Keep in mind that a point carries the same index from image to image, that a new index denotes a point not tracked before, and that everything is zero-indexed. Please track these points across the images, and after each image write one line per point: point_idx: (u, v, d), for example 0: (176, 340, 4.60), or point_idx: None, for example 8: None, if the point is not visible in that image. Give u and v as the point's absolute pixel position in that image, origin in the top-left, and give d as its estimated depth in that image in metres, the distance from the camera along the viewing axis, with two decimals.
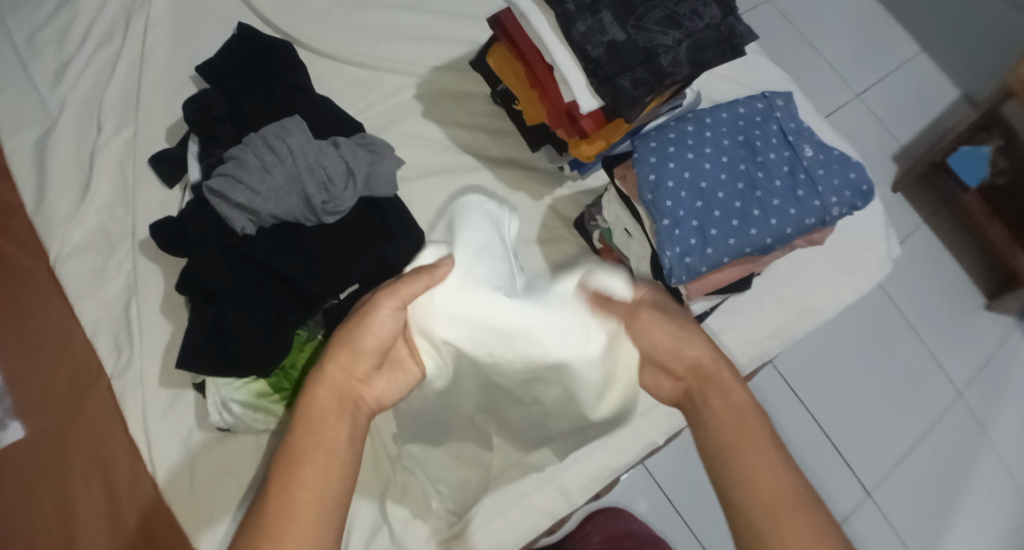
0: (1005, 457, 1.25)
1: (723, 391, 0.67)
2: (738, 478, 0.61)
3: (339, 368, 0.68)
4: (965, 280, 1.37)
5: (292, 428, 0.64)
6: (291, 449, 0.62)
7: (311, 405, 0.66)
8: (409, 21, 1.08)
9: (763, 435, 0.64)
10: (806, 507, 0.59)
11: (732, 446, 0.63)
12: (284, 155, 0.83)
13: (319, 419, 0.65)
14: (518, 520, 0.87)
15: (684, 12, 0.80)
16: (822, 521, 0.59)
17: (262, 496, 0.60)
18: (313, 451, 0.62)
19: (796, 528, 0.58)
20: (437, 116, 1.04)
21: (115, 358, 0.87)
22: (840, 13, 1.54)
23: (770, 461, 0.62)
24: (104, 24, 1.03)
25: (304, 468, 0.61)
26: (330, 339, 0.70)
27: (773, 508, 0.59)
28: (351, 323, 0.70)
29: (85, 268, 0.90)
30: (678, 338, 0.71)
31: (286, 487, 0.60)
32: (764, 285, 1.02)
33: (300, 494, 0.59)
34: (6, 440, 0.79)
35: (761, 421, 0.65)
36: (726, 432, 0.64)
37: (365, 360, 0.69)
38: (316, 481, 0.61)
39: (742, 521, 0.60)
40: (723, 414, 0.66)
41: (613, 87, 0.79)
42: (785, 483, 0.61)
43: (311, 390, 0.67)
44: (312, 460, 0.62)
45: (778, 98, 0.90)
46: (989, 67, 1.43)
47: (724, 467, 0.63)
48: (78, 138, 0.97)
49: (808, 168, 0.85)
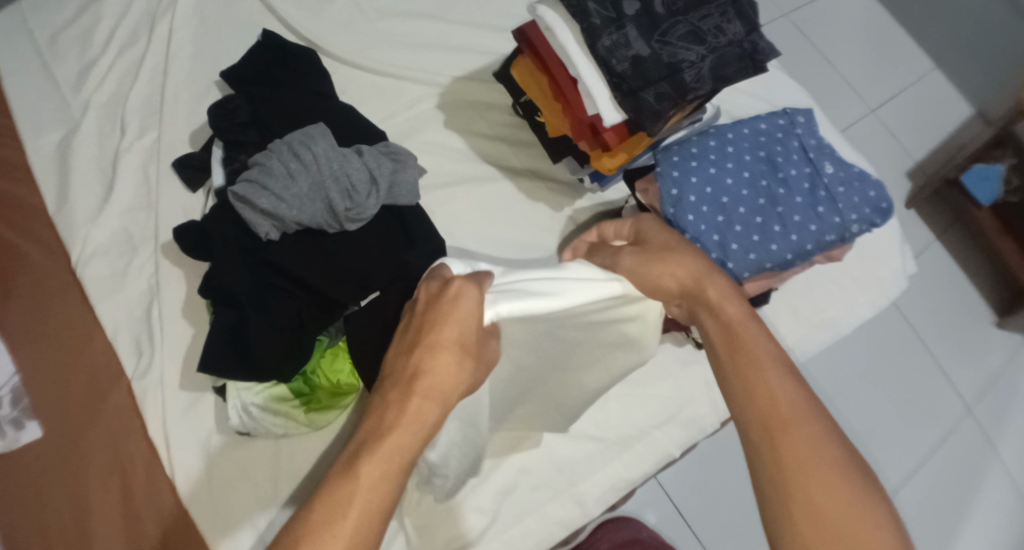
0: (1015, 475, 1.25)
1: (714, 310, 0.68)
2: (741, 395, 0.62)
3: (419, 399, 0.59)
4: (976, 296, 1.37)
5: (370, 451, 0.56)
6: (364, 480, 0.54)
7: (391, 435, 0.57)
8: (432, 30, 1.09)
9: (767, 352, 0.63)
10: (809, 425, 0.58)
11: (730, 372, 0.64)
12: (309, 162, 0.83)
13: (390, 452, 0.56)
14: (533, 529, 0.87)
15: (708, 28, 0.81)
16: (828, 437, 0.58)
17: (312, 518, 0.52)
18: (386, 485, 0.55)
19: (796, 445, 0.57)
20: (459, 126, 1.05)
21: (135, 360, 0.87)
22: (854, 28, 1.55)
23: (772, 375, 0.62)
24: (130, 28, 1.04)
25: (378, 473, 0.55)
26: (438, 339, 0.63)
27: (777, 423, 0.59)
28: (449, 364, 0.62)
29: (106, 270, 0.91)
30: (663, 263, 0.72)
31: (354, 517, 0.53)
32: (781, 296, 1.03)
33: (363, 492, 0.54)
34: (23, 439, 0.80)
35: (761, 335, 0.65)
36: (726, 352, 0.65)
37: (442, 397, 0.61)
38: (384, 487, 0.55)
39: (748, 437, 0.60)
40: (720, 335, 0.66)
41: (636, 101, 0.81)
42: (787, 395, 0.60)
43: (387, 422, 0.58)
44: (393, 456, 0.56)
45: (799, 115, 0.91)
46: (1002, 86, 1.44)
47: (727, 384, 0.63)
48: (101, 140, 0.98)
49: (829, 185, 0.85)
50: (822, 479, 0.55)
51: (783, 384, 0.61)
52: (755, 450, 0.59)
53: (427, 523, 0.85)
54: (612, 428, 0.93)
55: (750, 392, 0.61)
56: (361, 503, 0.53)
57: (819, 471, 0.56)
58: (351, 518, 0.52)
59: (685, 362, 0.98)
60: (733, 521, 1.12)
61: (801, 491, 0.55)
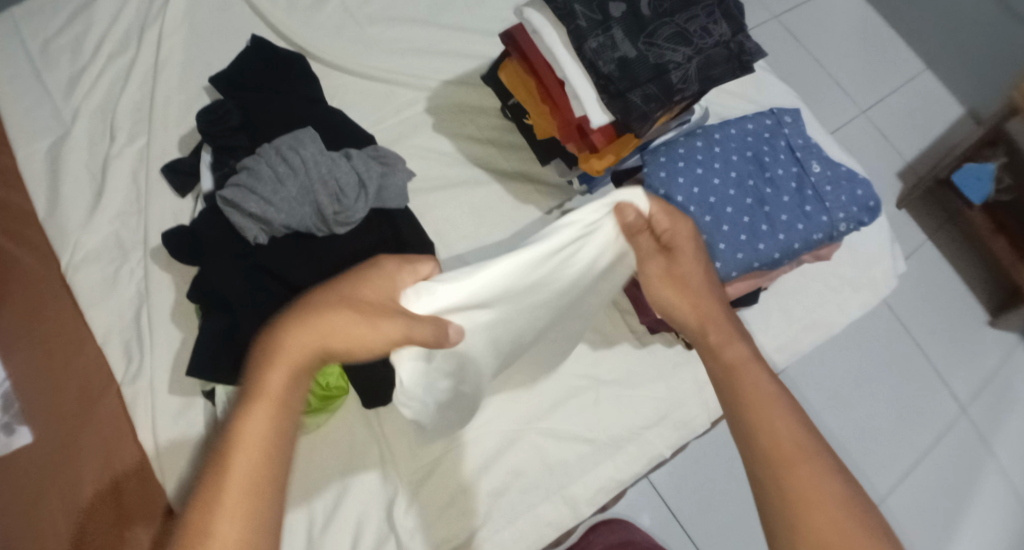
0: (1010, 474, 1.25)
1: (715, 351, 0.70)
2: (744, 437, 0.63)
3: (299, 341, 0.57)
4: (969, 295, 1.38)
5: (248, 399, 0.54)
6: (246, 436, 0.52)
7: (269, 384, 0.55)
8: (421, 35, 1.10)
9: (771, 393, 0.65)
10: (811, 460, 0.60)
11: (734, 407, 0.65)
12: (298, 167, 0.84)
13: (274, 396, 0.54)
14: (525, 531, 0.87)
15: (695, 29, 0.81)
16: (828, 479, 0.59)
17: (204, 481, 0.51)
18: (270, 428, 0.53)
19: (801, 481, 0.58)
20: (449, 129, 1.05)
21: (125, 365, 0.88)
22: (845, 29, 1.56)
23: (774, 416, 0.63)
24: (120, 34, 1.04)
25: (257, 427, 0.53)
26: (334, 293, 0.60)
27: (779, 459, 0.60)
28: (326, 304, 0.59)
29: (96, 276, 0.91)
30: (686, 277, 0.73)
31: (240, 471, 0.51)
32: (771, 296, 1.03)
33: (245, 446, 0.52)
34: (15, 445, 0.79)
35: (762, 381, 0.66)
36: (735, 389, 0.66)
37: (319, 337, 0.57)
38: (266, 439, 0.53)
39: (753, 470, 0.61)
40: (722, 374, 0.68)
41: (624, 102, 0.81)
42: (789, 431, 0.62)
43: (263, 363, 0.56)
44: (267, 407, 0.54)
45: (786, 115, 0.92)
46: (993, 86, 1.45)
47: (734, 417, 0.65)
48: (91, 146, 0.98)
49: (816, 185, 0.86)
50: (828, 514, 0.57)
51: (784, 422, 0.62)
52: (763, 483, 0.60)
53: (418, 525, 0.85)
54: (603, 430, 0.93)
55: (753, 426, 0.63)
56: (245, 450, 0.52)
57: (823, 507, 0.57)
58: (234, 466, 0.51)
59: (677, 363, 0.98)
60: (727, 522, 1.12)
61: (808, 527, 0.56)
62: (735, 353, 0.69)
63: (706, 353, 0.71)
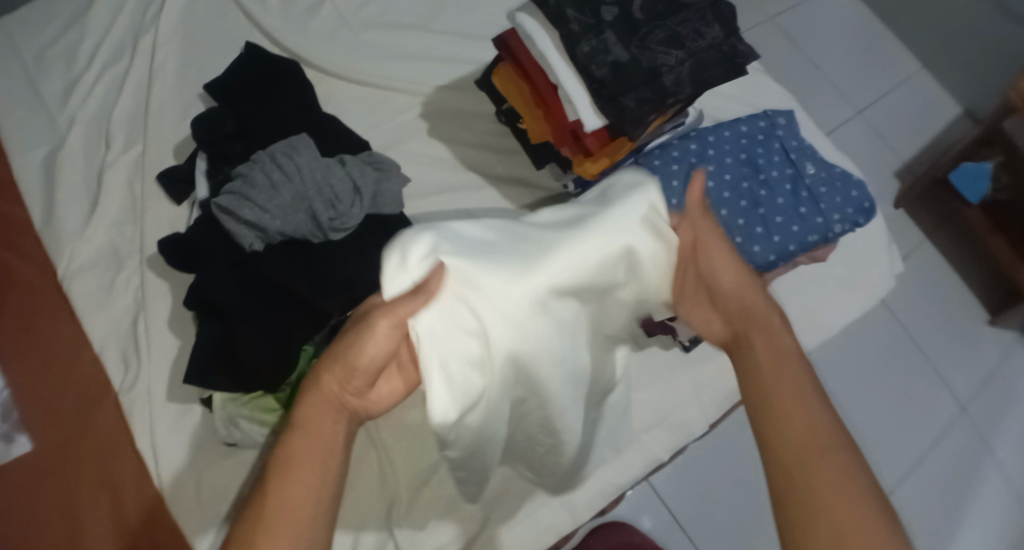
0: (1010, 473, 1.25)
1: (765, 338, 0.67)
2: (774, 427, 0.61)
3: (328, 380, 0.66)
4: (967, 294, 1.37)
5: (290, 430, 0.63)
6: (293, 468, 0.60)
7: (305, 418, 0.64)
8: (415, 40, 1.10)
9: (807, 386, 0.62)
10: (838, 454, 0.58)
11: (765, 396, 0.63)
12: (292, 173, 0.84)
13: (311, 426, 0.63)
14: (523, 535, 0.87)
15: (687, 32, 0.82)
16: (853, 474, 0.57)
17: (251, 513, 0.58)
18: (310, 450, 0.62)
19: (823, 476, 0.56)
20: (443, 135, 1.05)
21: (122, 371, 0.88)
22: (840, 30, 1.56)
23: (807, 406, 0.61)
24: (114, 43, 1.05)
25: (301, 459, 0.61)
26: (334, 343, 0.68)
27: (803, 451, 0.58)
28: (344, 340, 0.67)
29: (94, 285, 0.91)
30: (737, 269, 0.71)
31: (285, 483, 0.59)
32: (768, 298, 1.03)
33: (293, 476, 0.59)
34: (13, 454, 0.80)
35: (804, 374, 0.63)
36: (769, 377, 0.64)
37: (343, 372, 0.66)
38: (308, 470, 0.60)
39: (775, 459, 0.60)
40: (763, 360, 0.65)
41: (617, 106, 0.81)
42: (817, 423, 0.60)
43: (302, 401, 0.66)
44: (309, 442, 0.62)
45: (779, 117, 0.92)
46: (989, 85, 1.45)
47: (763, 404, 0.63)
48: (87, 155, 0.98)
49: (810, 186, 0.86)
50: (848, 510, 0.55)
51: (813, 414, 0.60)
52: (786, 474, 0.58)
53: (418, 531, 0.85)
54: None
55: (781, 414, 0.61)
56: (293, 478, 0.59)
57: (843, 502, 0.55)
58: (286, 492, 0.59)
59: (674, 365, 0.98)
60: (727, 524, 1.12)
61: (827, 521, 0.55)
62: (775, 342, 0.66)
63: (743, 342, 0.68)
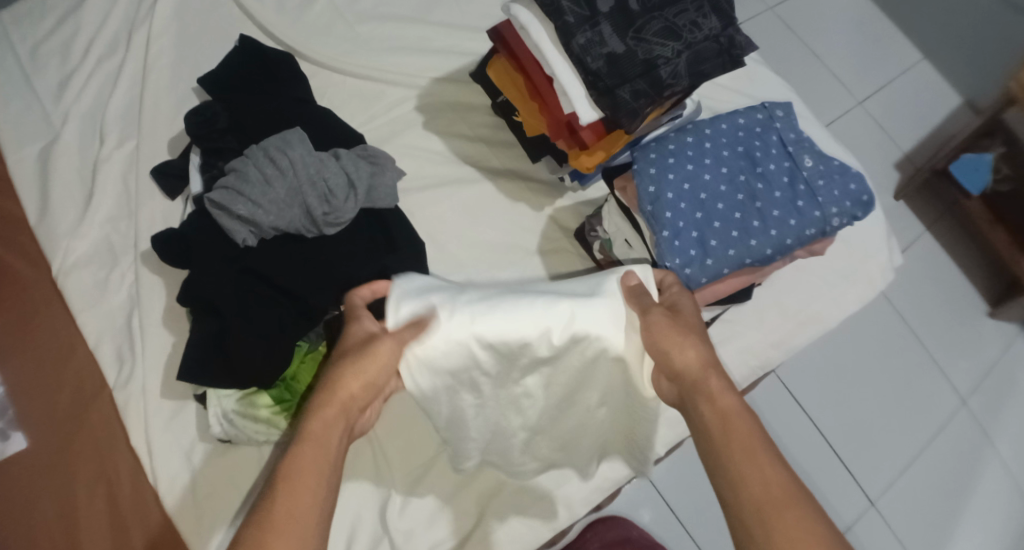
0: (1010, 466, 1.24)
1: (710, 398, 0.62)
2: (730, 485, 0.58)
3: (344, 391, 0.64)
4: (968, 287, 1.37)
5: (300, 439, 0.60)
6: (307, 482, 0.58)
7: (319, 428, 0.61)
8: (411, 32, 1.09)
9: (759, 443, 0.59)
10: (798, 509, 0.55)
11: (723, 456, 0.59)
12: (285, 168, 0.83)
13: (320, 436, 0.61)
14: (520, 533, 0.86)
15: (684, 23, 0.81)
16: (814, 530, 0.53)
17: (262, 524, 0.55)
18: (318, 463, 0.59)
19: (787, 535, 0.53)
20: (438, 128, 1.04)
21: (116, 370, 0.87)
22: (841, 20, 1.54)
23: (758, 464, 0.57)
24: (109, 36, 1.04)
25: (315, 475, 0.58)
26: (344, 357, 0.66)
27: (762, 510, 0.55)
28: (352, 359, 0.66)
29: (86, 281, 0.91)
30: (677, 342, 0.66)
31: (293, 495, 0.57)
32: (767, 290, 1.02)
33: (305, 492, 0.57)
34: (8, 452, 0.80)
35: (753, 432, 0.59)
36: (720, 439, 0.60)
37: (356, 385, 0.65)
38: (320, 485, 0.58)
39: (739, 523, 0.56)
40: (711, 422, 0.61)
41: (613, 99, 0.80)
42: (775, 481, 0.56)
43: (314, 410, 0.63)
44: (317, 456, 0.60)
45: (778, 109, 0.91)
46: (990, 75, 1.43)
47: (718, 464, 0.59)
48: (81, 149, 0.98)
49: (808, 179, 0.85)
50: None
51: (769, 472, 0.57)
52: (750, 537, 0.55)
53: (413, 527, 0.85)
54: None
55: (736, 473, 0.58)
56: (306, 492, 0.57)
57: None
58: (300, 506, 0.56)
59: None
60: (724, 518, 1.12)
61: None
62: (724, 402, 0.62)
63: (692, 401, 0.64)
